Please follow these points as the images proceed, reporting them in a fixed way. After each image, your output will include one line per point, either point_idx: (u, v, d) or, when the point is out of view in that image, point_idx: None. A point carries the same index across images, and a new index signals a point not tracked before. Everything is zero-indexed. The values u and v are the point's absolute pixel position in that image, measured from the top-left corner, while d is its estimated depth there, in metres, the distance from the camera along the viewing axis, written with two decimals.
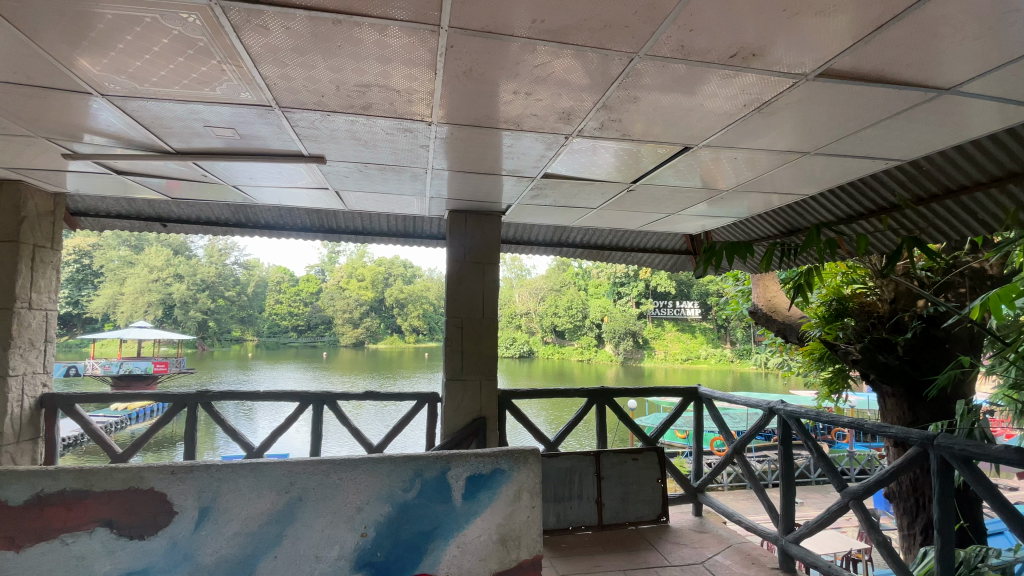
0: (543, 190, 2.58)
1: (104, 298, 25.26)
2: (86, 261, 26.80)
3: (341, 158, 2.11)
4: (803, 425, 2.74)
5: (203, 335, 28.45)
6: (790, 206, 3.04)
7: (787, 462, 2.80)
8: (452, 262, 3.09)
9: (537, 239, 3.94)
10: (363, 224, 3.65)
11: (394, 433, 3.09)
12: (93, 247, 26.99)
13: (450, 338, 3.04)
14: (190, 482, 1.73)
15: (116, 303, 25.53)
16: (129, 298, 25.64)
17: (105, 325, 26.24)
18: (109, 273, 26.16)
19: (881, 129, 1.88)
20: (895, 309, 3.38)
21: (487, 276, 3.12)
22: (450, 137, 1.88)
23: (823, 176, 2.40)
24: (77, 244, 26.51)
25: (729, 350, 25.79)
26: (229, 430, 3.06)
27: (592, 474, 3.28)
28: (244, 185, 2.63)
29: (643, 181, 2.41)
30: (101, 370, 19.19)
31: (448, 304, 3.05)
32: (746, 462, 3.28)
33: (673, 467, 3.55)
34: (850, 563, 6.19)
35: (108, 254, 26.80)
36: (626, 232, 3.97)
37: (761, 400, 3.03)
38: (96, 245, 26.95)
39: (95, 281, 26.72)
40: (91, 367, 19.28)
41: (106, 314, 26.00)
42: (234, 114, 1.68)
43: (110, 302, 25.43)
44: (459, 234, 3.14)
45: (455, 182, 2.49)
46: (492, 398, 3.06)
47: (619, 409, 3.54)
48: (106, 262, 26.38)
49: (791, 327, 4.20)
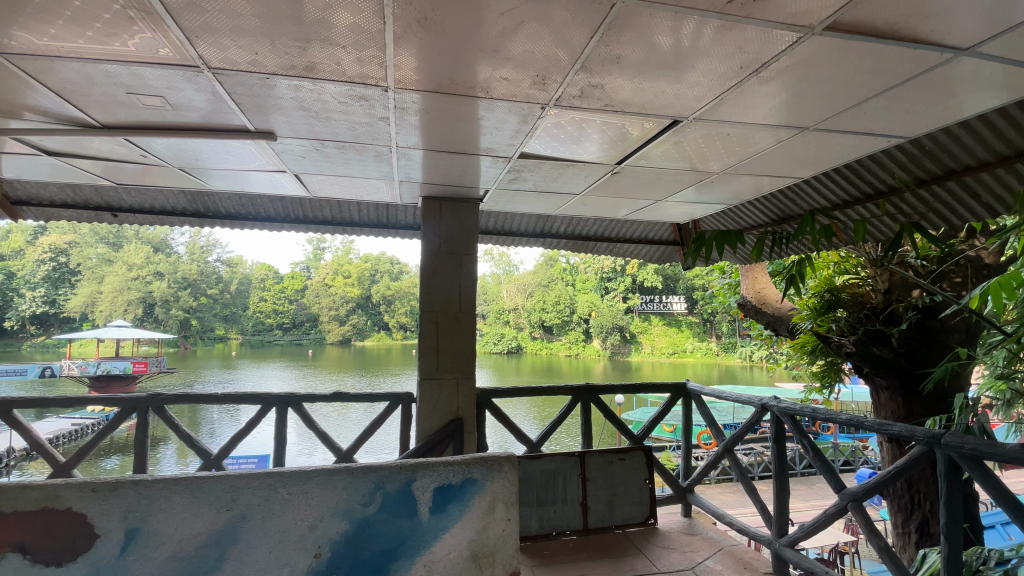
0: (522, 173, 2.38)
1: (81, 297, 24.52)
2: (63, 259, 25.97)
3: (293, 134, 1.89)
4: (797, 421, 2.58)
5: (185, 334, 27.91)
6: (783, 192, 2.88)
7: (782, 462, 2.64)
8: (427, 252, 2.87)
9: (519, 230, 3.73)
10: (334, 213, 3.41)
11: (365, 437, 2.87)
12: (70, 245, 26.07)
13: (424, 334, 2.83)
14: (116, 500, 1.52)
15: (95, 302, 24.84)
16: (108, 296, 24.96)
17: (84, 324, 25.60)
18: (87, 271, 25.35)
19: (888, 100, 1.72)
20: (889, 300, 3.26)
21: (464, 267, 2.91)
22: (412, 108, 1.67)
23: (820, 156, 2.23)
24: (54, 242, 25.61)
25: (715, 344, 26.04)
26: (185, 436, 2.82)
27: (577, 476, 3.10)
28: (194, 168, 2.40)
29: (629, 162, 2.22)
30: (78, 371, 18.69)
31: (422, 298, 2.84)
32: (738, 461, 3.11)
33: (661, 467, 3.38)
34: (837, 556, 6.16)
35: (85, 251, 25.98)
36: (612, 222, 3.79)
37: (753, 396, 2.86)
38: (71, 243, 26.05)
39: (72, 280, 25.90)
40: (68, 368, 18.78)
41: (84, 314, 25.31)
42: (158, 76, 1.46)
43: (88, 301, 24.75)
44: (433, 223, 2.92)
45: (425, 164, 2.27)
46: (470, 398, 2.86)
47: (605, 408, 3.35)
48: (83, 260, 25.53)
49: (781, 319, 4.06)
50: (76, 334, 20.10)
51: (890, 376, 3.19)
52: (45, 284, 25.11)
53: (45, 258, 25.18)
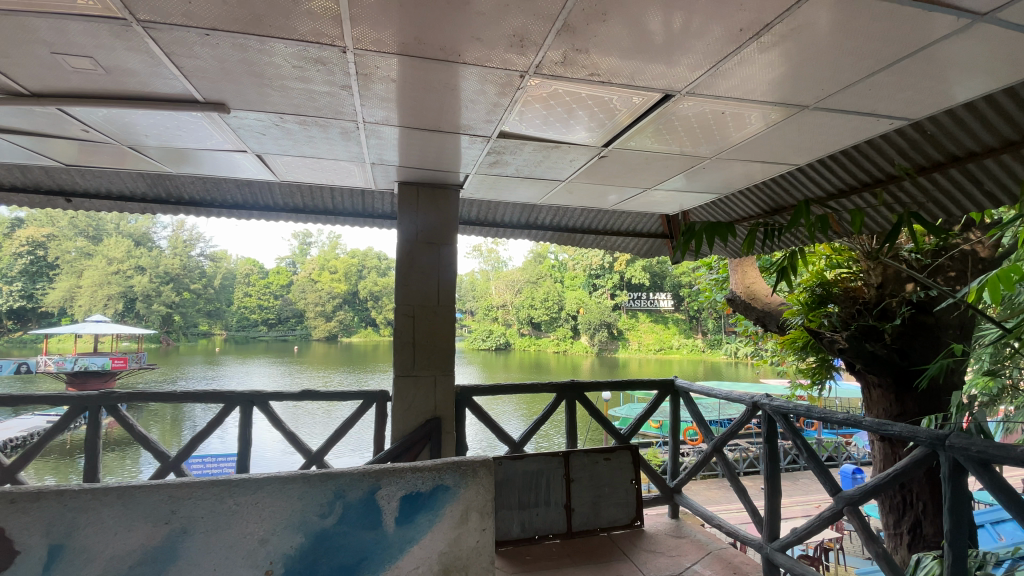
0: (503, 156, 2.22)
1: (59, 292, 23.84)
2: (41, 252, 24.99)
3: (249, 103, 1.72)
4: (790, 420, 2.46)
5: (167, 330, 27.34)
6: (775, 180, 2.75)
7: (773, 462, 2.53)
8: (403, 241, 2.69)
9: (504, 220, 3.57)
10: (306, 200, 3.23)
11: (337, 437, 2.69)
12: (48, 238, 25.10)
13: (400, 329, 2.65)
14: (37, 513, 1.33)
15: (74, 297, 24.21)
16: (88, 291, 24.32)
17: (63, 319, 24.97)
18: (65, 265, 24.67)
19: (895, 75, 1.59)
20: (883, 294, 3.16)
21: (443, 257, 2.74)
22: (376, 75, 1.50)
23: (818, 140, 2.10)
24: (31, 236, 24.61)
25: (700, 340, 26.22)
26: (140, 437, 2.63)
27: (561, 477, 2.96)
28: (146, 145, 2.21)
29: (617, 145, 2.07)
30: (55, 367, 18.17)
31: (397, 290, 2.66)
32: (727, 460, 2.99)
33: (648, 466, 3.25)
34: (821, 553, 6.15)
35: (63, 245, 25.13)
36: (599, 213, 3.65)
37: (745, 394, 2.74)
38: (49, 236, 24.97)
39: (50, 274, 25.09)
40: (45, 365, 18.28)
41: (62, 308, 24.67)
42: (83, 29, 1.28)
43: (67, 295, 24.12)
44: (410, 210, 2.74)
45: (397, 143, 2.10)
46: (448, 397, 2.70)
47: (591, 406, 3.21)
48: (61, 253, 24.77)
49: (771, 314, 3.95)
50: (54, 330, 19.56)
51: (882, 373, 3.09)
52: (22, 278, 24.35)
53: (21, 252, 24.29)
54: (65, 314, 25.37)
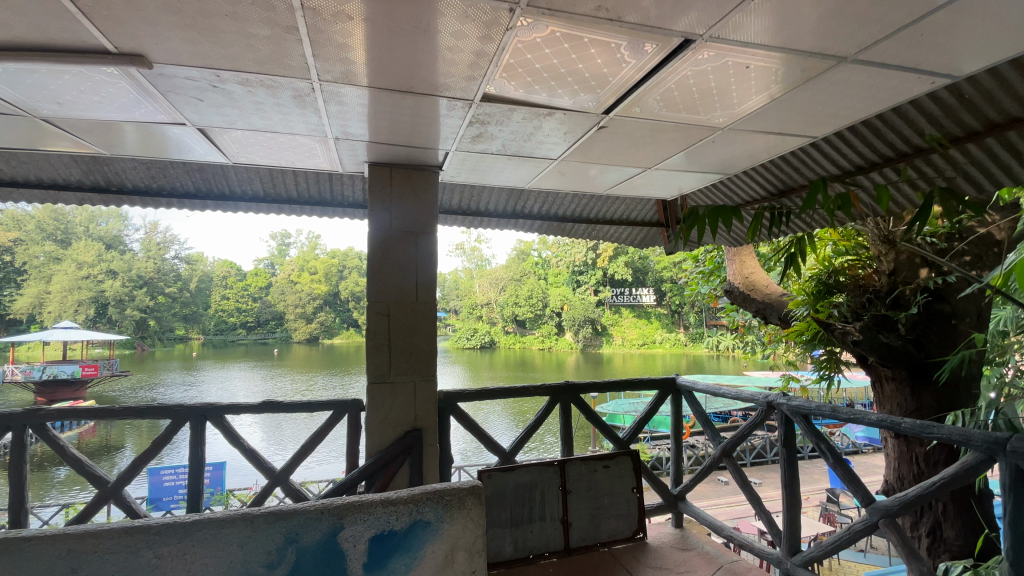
0: (487, 128, 1.93)
1: (27, 298, 22.87)
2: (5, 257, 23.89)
3: (176, 54, 1.40)
4: (810, 422, 2.21)
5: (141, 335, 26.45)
6: (786, 158, 2.51)
7: (791, 469, 2.30)
8: (376, 228, 2.36)
9: (489, 208, 3.28)
10: (266, 187, 2.89)
11: (305, 453, 2.38)
12: (14, 242, 23.73)
13: (373, 329, 2.32)
14: None
15: (42, 303, 23.28)
16: (56, 297, 23.34)
17: (31, 326, 24.02)
18: (32, 270, 23.63)
19: (955, 16, 1.33)
20: (895, 282, 2.94)
21: (422, 249, 2.42)
22: (328, 9, 1.19)
23: (845, 106, 1.85)
24: None
25: (683, 334, 26.37)
26: (73, 462, 2.29)
27: (557, 489, 2.67)
28: (65, 117, 1.88)
29: (620, 112, 1.80)
30: (21, 376, 17.34)
31: (369, 285, 2.33)
32: (737, 465, 2.75)
33: (650, 473, 2.99)
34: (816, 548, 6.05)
35: (30, 249, 24.03)
36: (592, 201, 3.39)
37: (758, 394, 2.50)
38: (16, 240, 23.82)
39: (17, 280, 24.03)
40: (9, 374, 17.44)
41: (29, 315, 23.68)
42: None
43: (35, 301, 23.17)
44: (382, 195, 2.40)
45: (364, 111, 1.79)
46: (430, 404, 2.39)
47: (588, 409, 2.93)
48: (28, 258, 23.69)
49: (772, 306, 3.72)
50: (20, 337, 18.69)
51: (897, 365, 2.89)
52: None
53: None
54: (34, 321, 24.42)
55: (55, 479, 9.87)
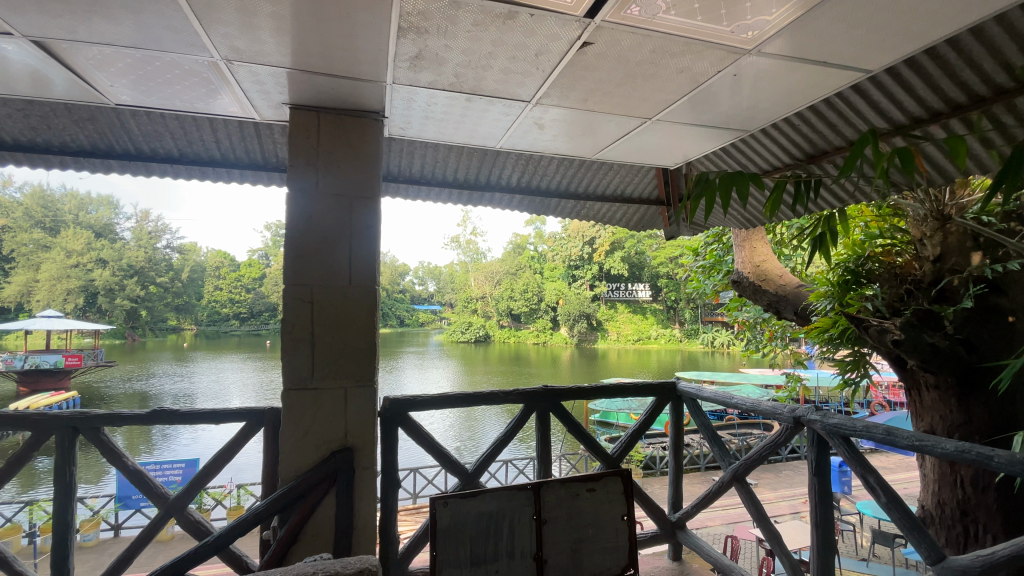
0: (426, 42, 1.41)
1: (15, 286, 22.42)
2: None
3: None
4: (852, 444, 1.71)
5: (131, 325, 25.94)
6: (820, 109, 1.99)
7: (824, 502, 1.82)
8: (298, 192, 1.83)
9: (457, 176, 2.75)
10: (178, 143, 2.39)
11: (213, 470, 1.93)
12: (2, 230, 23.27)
13: (292, 319, 1.80)
14: None
15: (31, 291, 22.84)
16: (46, 285, 22.82)
17: (20, 314, 23.66)
18: (20, 257, 23.07)
19: None
20: (941, 271, 2.41)
21: (359, 219, 1.89)
22: None
23: (920, 14, 1.34)
24: None
25: (678, 330, 26.01)
26: None
27: (528, 520, 2.17)
28: None
29: (607, 17, 1.28)
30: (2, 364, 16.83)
31: (287, 265, 1.80)
32: (750, 491, 2.25)
33: (644, 496, 2.49)
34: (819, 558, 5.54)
35: (19, 236, 23.41)
36: (580, 170, 2.87)
37: (781, 407, 1.99)
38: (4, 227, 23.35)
39: (5, 267, 23.48)
40: None
41: (19, 303, 23.29)
42: None
43: (24, 290, 22.72)
44: (304, 150, 1.86)
45: (245, 5, 1.27)
46: (364, 417, 1.86)
47: (570, 420, 2.43)
48: (17, 246, 23.11)
49: (787, 297, 3.21)
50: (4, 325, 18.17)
51: (942, 371, 2.40)
52: None
53: None
54: (22, 309, 23.97)
55: (35, 472, 9.55)
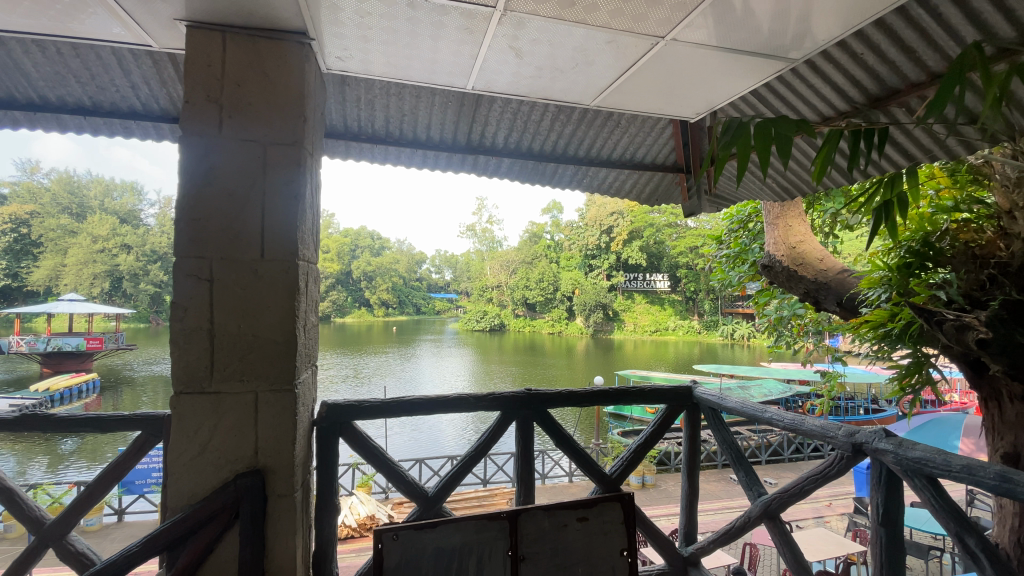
0: None
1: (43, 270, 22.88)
2: (24, 230, 23.73)
3: None
4: (940, 489, 1.22)
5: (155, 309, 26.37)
6: (894, 26, 1.48)
7: (893, 562, 1.34)
8: (195, 141, 1.39)
9: (430, 134, 2.30)
10: (88, 89, 1.97)
11: (102, 489, 1.57)
12: (31, 215, 23.75)
13: (186, 303, 1.38)
14: None
15: (58, 276, 23.29)
16: (72, 270, 23.17)
17: (49, 298, 24.19)
18: (49, 242, 23.49)
19: None
20: None
21: (276, 176, 1.44)
22: None
23: None
24: (11, 212, 23.32)
25: (696, 322, 25.28)
26: None
27: (501, 557, 1.73)
28: None
29: None
30: (28, 347, 17.11)
31: (177, 232, 1.37)
32: (785, 531, 1.76)
33: (648, 525, 2.03)
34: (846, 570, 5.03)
35: (47, 221, 23.79)
36: (580, 128, 2.39)
37: (833, 428, 1.51)
38: (33, 212, 23.83)
39: (35, 252, 23.93)
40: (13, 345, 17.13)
41: (48, 286, 23.82)
42: None
43: (52, 274, 23.19)
44: (203, 85, 1.41)
45: None
46: (280, 429, 1.42)
47: (559, 430, 1.98)
48: (46, 231, 23.54)
49: (827, 284, 2.70)
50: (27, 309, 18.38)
51: None
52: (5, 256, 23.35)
53: (4, 229, 23.25)
54: (50, 292, 24.47)
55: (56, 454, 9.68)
